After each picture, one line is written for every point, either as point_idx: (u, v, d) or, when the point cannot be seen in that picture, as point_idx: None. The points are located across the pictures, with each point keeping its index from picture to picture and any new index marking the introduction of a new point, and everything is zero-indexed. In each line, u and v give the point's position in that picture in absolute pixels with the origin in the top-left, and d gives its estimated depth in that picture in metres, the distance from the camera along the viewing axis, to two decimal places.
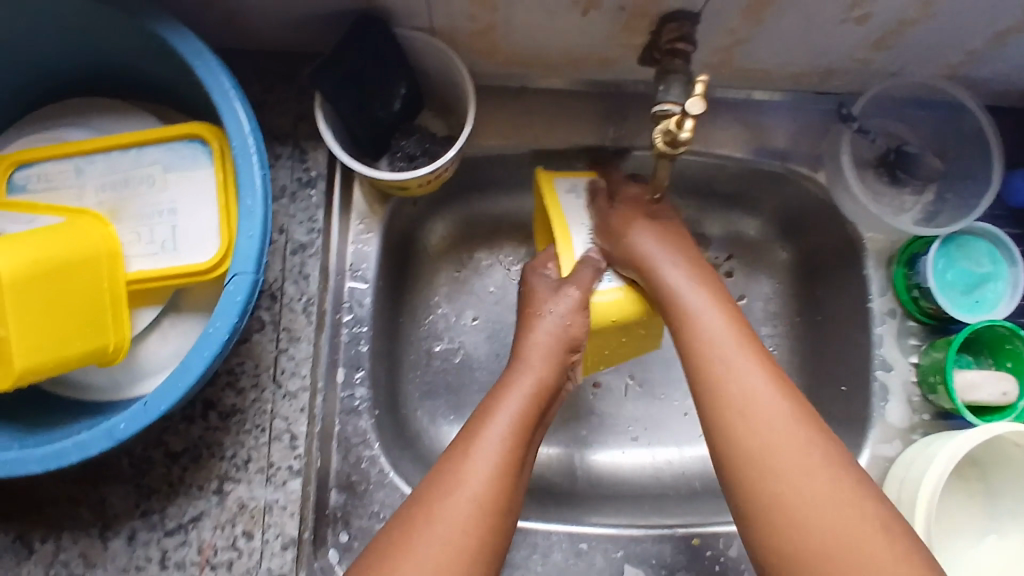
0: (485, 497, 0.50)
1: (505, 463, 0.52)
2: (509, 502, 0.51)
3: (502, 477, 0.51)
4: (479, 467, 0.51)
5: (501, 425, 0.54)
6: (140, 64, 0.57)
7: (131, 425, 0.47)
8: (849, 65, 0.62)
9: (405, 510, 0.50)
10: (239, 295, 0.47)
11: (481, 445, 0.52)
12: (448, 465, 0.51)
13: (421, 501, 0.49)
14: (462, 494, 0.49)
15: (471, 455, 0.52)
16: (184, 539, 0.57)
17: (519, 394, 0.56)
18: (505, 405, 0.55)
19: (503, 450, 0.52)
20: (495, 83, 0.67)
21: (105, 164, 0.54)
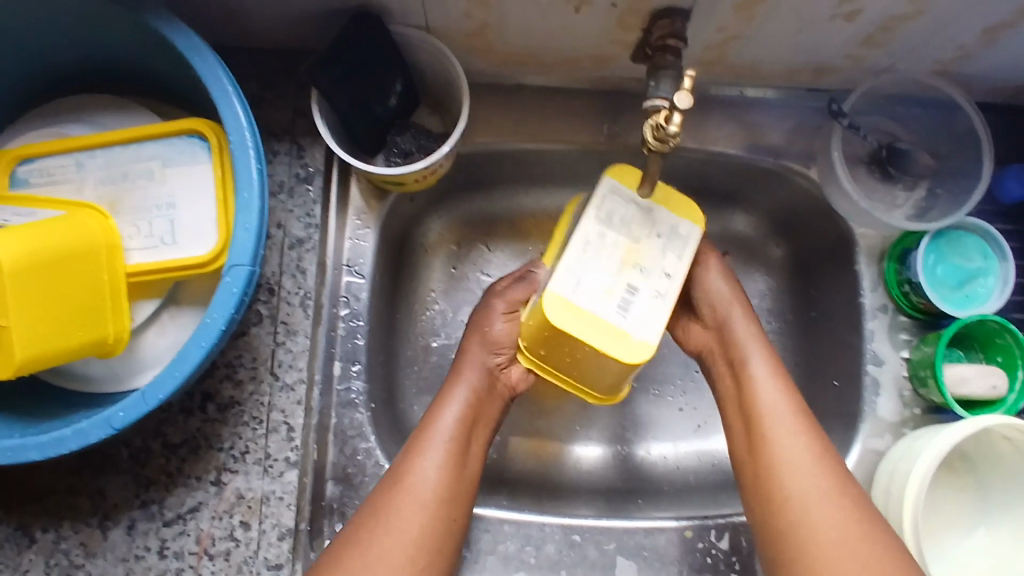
0: (424, 520, 0.54)
1: (452, 461, 0.57)
2: (454, 509, 0.56)
3: (443, 491, 0.55)
4: (426, 481, 0.55)
5: (446, 432, 0.57)
6: (141, 61, 0.58)
7: (129, 414, 0.48)
8: (841, 63, 0.63)
9: (357, 516, 0.54)
10: (235, 287, 0.48)
11: (427, 452, 0.56)
12: (395, 475, 0.56)
13: (376, 498, 0.55)
14: (414, 500, 0.54)
15: (421, 464, 0.56)
16: (182, 529, 0.58)
17: (456, 401, 0.59)
18: (448, 410, 0.59)
19: (445, 462, 0.56)
20: (491, 81, 0.68)
21: (107, 160, 0.55)
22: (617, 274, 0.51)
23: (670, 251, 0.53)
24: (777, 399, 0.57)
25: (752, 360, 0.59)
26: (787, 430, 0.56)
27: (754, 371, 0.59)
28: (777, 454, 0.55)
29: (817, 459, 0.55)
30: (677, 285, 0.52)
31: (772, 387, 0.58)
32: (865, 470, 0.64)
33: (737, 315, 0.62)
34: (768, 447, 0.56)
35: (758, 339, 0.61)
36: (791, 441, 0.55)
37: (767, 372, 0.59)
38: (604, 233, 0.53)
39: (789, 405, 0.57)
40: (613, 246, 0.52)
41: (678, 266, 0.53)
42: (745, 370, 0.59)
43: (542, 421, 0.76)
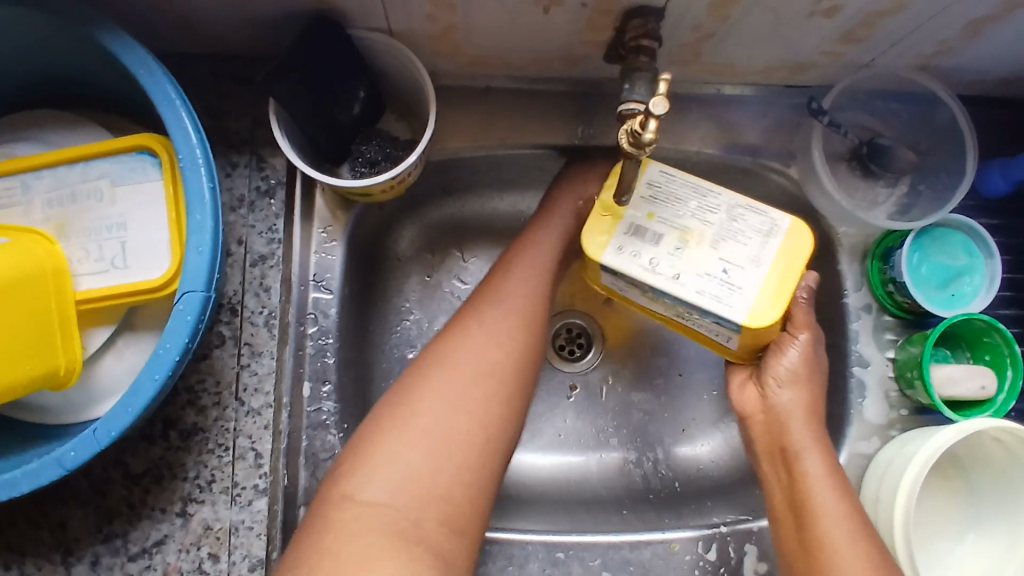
0: (471, 384, 0.54)
1: (511, 331, 0.57)
2: (512, 378, 0.55)
3: (497, 361, 0.55)
4: (473, 349, 0.55)
5: (504, 306, 0.58)
6: (87, 72, 0.54)
7: (80, 454, 0.45)
8: (819, 59, 0.61)
9: (400, 387, 0.55)
10: (189, 314, 0.45)
11: (481, 326, 0.57)
12: (439, 347, 0.56)
13: (423, 363, 0.55)
14: (468, 364, 0.55)
15: (467, 337, 0.56)
16: (148, 563, 0.55)
17: (519, 277, 0.61)
18: (504, 291, 0.60)
19: (501, 335, 0.57)
20: (459, 84, 0.65)
21: (53, 179, 0.52)
22: (675, 224, 0.52)
23: (704, 277, 0.51)
24: (838, 509, 0.53)
25: (812, 472, 0.55)
26: (842, 531, 0.53)
27: (807, 468, 0.55)
28: (829, 556, 0.52)
29: (873, 565, 0.51)
30: (656, 276, 0.51)
31: (828, 492, 0.54)
32: (853, 475, 0.63)
33: (796, 419, 0.58)
34: (821, 551, 0.52)
35: (824, 452, 0.56)
36: (847, 548, 0.52)
37: (822, 473, 0.55)
38: (719, 214, 0.52)
39: (844, 507, 0.54)
40: (701, 219, 0.52)
41: (693, 288, 0.51)
42: (800, 465, 0.56)
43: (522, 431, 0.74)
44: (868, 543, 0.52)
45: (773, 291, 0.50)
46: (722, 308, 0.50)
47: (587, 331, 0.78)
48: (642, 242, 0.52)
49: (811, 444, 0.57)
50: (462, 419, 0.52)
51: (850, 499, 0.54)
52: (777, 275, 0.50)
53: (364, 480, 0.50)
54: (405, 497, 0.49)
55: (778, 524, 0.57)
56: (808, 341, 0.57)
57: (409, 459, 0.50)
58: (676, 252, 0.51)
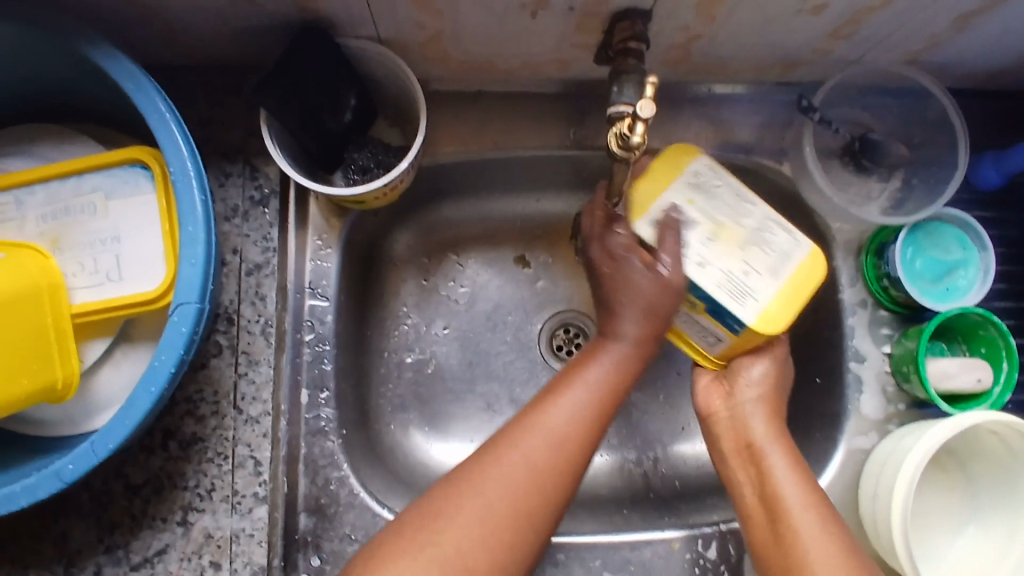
0: (547, 464, 0.50)
1: (599, 406, 0.54)
2: (582, 461, 0.52)
3: (575, 440, 0.52)
4: (560, 417, 0.52)
5: (596, 376, 0.55)
6: (78, 85, 0.55)
7: (79, 466, 0.45)
8: (808, 56, 0.61)
9: (486, 450, 0.51)
10: (184, 326, 0.46)
11: (573, 391, 0.54)
12: (529, 411, 0.53)
13: (509, 430, 0.52)
14: (553, 431, 0.51)
15: (562, 405, 0.53)
16: (150, 573, 0.55)
17: (623, 345, 0.57)
18: (602, 362, 0.56)
19: (589, 405, 0.53)
20: (450, 89, 0.65)
21: (47, 193, 0.52)
22: (715, 216, 0.52)
23: (726, 273, 0.50)
24: (804, 495, 0.53)
25: (780, 471, 0.54)
26: (808, 515, 0.52)
27: (773, 465, 0.55)
28: (801, 542, 0.51)
29: (843, 550, 0.50)
30: (678, 261, 0.50)
31: (795, 485, 0.53)
32: (851, 469, 0.63)
33: (756, 411, 0.59)
34: (793, 540, 0.51)
35: (790, 455, 0.56)
36: (817, 535, 0.51)
37: (787, 469, 0.55)
38: (753, 220, 0.52)
39: (812, 502, 0.52)
40: (737, 219, 0.52)
41: (710, 279, 0.50)
42: (767, 463, 0.55)
43: None
44: (839, 532, 0.51)
45: (784, 303, 0.50)
46: (733, 303, 0.49)
47: None
48: (683, 229, 0.51)
49: (777, 443, 0.57)
50: (526, 490, 0.49)
51: (812, 487, 0.54)
52: (790, 291, 0.50)
53: (416, 551, 0.46)
54: (457, 573, 0.46)
55: (747, 518, 0.55)
56: (783, 350, 0.59)
57: (467, 536, 0.47)
58: (705, 242, 0.51)
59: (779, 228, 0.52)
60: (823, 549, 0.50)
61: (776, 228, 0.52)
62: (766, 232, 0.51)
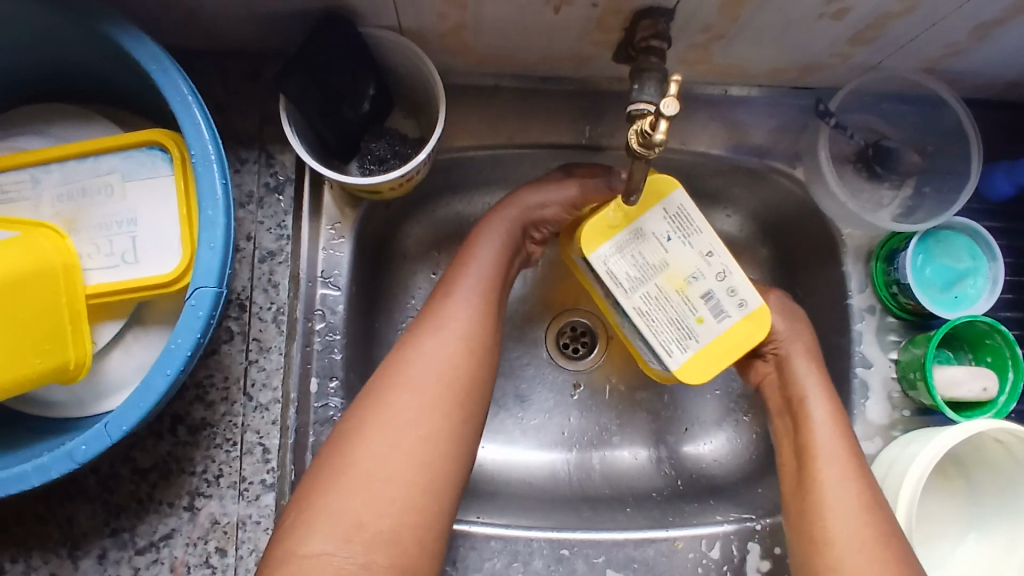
0: (433, 393, 0.53)
1: (475, 333, 0.57)
2: (478, 377, 0.56)
3: (459, 359, 0.55)
4: (434, 349, 0.55)
5: (462, 310, 0.57)
6: (97, 67, 0.54)
7: (92, 447, 0.45)
8: (828, 61, 0.61)
9: (365, 396, 0.54)
10: (201, 310, 0.46)
11: (444, 328, 0.56)
12: (402, 353, 0.55)
13: (379, 380, 0.54)
14: (428, 368, 0.54)
15: (432, 334, 0.56)
16: (156, 557, 0.56)
17: (473, 280, 0.59)
18: (461, 296, 0.58)
19: (464, 338, 0.56)
20: (467, 82, 0.65)
21: (63, 173, 0.52)
22: (690, 302, 0.56)
23: (690, 237, 0.56)
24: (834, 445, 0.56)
25: (819, 420, 0.57)
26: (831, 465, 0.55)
27: (812, 414, 0.58)
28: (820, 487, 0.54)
29: (865, 497, 0.53)
30: (725, 251, 0.56)
31: (829, 431, 0.57)
32: None
33: (799, 354, 0.61)
34: (817, 488, 0.54)
35: (831, 399, 0.59)
36: (837, 482, 0.54)
37: (827, 415, 0.57)
38: (645, 281, 0.56)
39: (843, 451, 0.56)
40: (664, 288, 0.56)
41: (707, 236, 0.56)
42: (807, 408, 0.58)
43: (528, 428, 0.75)
44: (860, 479, 0.54)
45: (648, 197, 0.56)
46: (697, 209, 0.56)
47: (590, 329, 0.78)
48: (731, 291, 0.56)
49: (819, 391, 0.59)
50: (441, 419, 0.52)
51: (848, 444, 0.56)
52: (642, 211, 0.56)
53: (341, 480, 0.49)
54: (390, 481, 0.49)
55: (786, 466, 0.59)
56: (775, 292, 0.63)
57: (386, 454, 0.50)
58: (702, 270, 0.56)
59: (612, 257, 0.56)
60: (847, 494, 0.54)
61: (614, 265, 0.56)
62: (625, 273, 0.56)
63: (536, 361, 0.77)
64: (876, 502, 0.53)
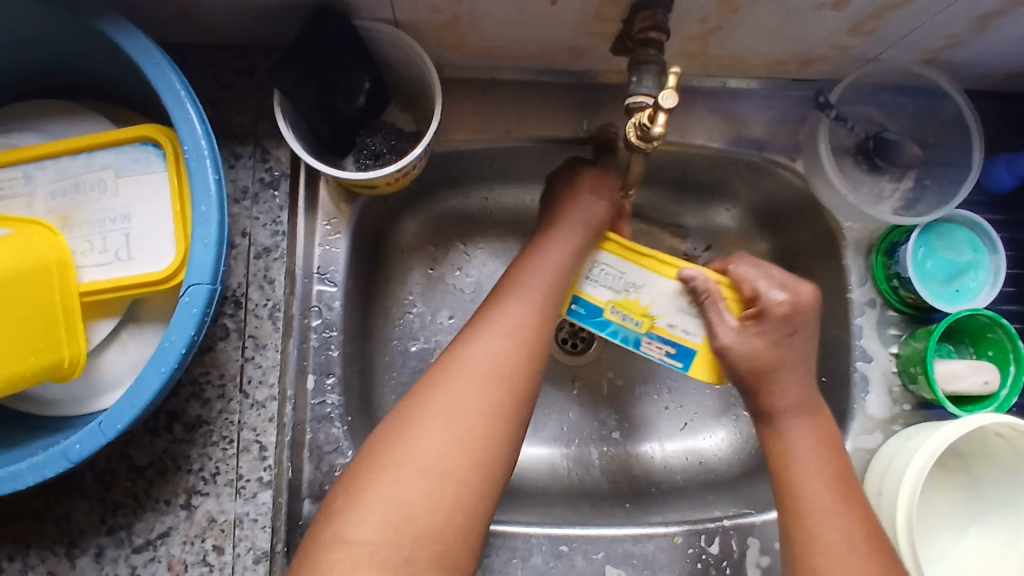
0: (486, 388, 0.51)
1: (533, 330, 0.54)
2: (531, 376, 0.53)
3: (515, 357, 0.53)
4: (490, 345, 0.53)
5: (523, 304, 0.55)
6: (87, 62, 0.54)
7: (86, 447, 0.45)
8: (827, 52, 0.60)
9: (415, 390, 0.52)
10: (195, 307, 0.45)
11: (500, 322, 0.54)
12: (457, 347, 0.54)
13: (434, 372, 0.53)
14: (483, 365, 0.52)
15: (490, 329, 0.54)
16: (153, 555, 0.56)
17: (544, 270, 0.57)
18: (524, 289, 0.56)
19: (521, 335, 0.54)
20: (463, 75, 0.65)
21: (56, 170, 0.51)
22: None
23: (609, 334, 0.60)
24: (811, 457, 0.54)
25: (802, 456, 0.54)
26: (807, 477, 0.54)
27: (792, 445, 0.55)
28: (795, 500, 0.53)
29: (854, 540, 0.51)
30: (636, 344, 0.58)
31: (813, 465, 0.54)
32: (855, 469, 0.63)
33: (788, 377, 0.56)
34: (803, 536, 0.52)
35: (813, 428, 0.56)
36: (825, 527, 0.52)
37: (807, 445, 0.55)
38: None
39: (829, 490, 0.53)
40: None
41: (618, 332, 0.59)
42: (788, 442, 0.55)
43: (526, 423, 0.74)
44: (847, 521, 0.52)
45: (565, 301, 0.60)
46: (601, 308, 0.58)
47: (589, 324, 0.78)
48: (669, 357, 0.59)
49: (799, 422, 0.55)
50: (493, 416, 0.51)
51: (834, 454, 0.55)
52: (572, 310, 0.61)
53: (389, 470, 0.48)
54: (437, 476, 0.48)
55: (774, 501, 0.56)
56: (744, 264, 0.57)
57: (436, 450, 0.49)
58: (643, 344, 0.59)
59: None
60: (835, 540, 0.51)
61: None
62: None
63: None
64: (866, 546, 0.51)
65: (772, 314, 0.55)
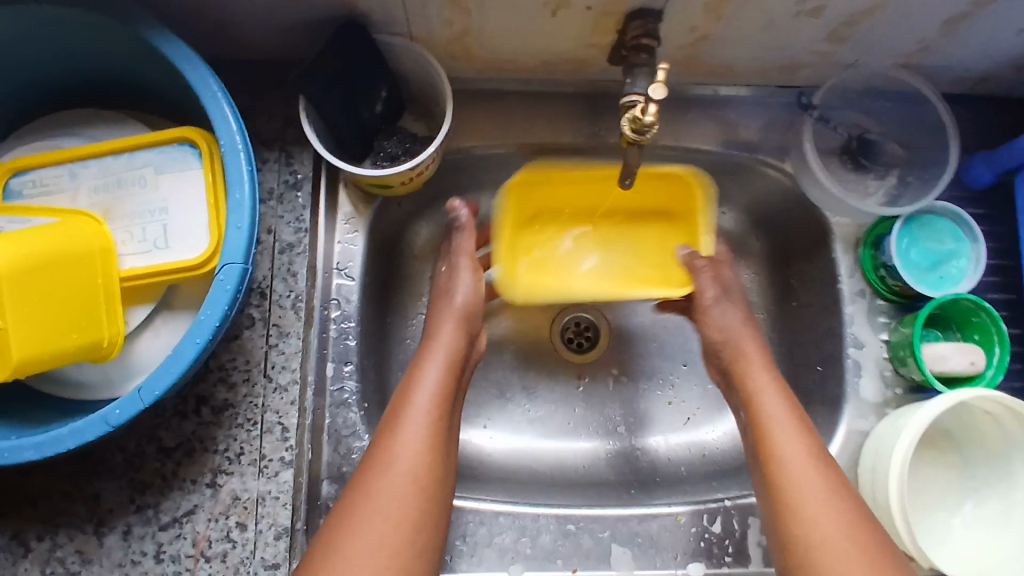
0: (411, 488, 0.55)
1: (437, 429, 0.58)
2: (440, 470, 0.57)
3: (430, 453, 0.57)
4: (409, 445, 0.56)
5: (425, 400, 0.59)
6: (131, 75, 0.59)
7: (125, 412, 0.47)
8: (810, 58, 0.65)
9: (341, 502, 0.55)
10: (229, 284, 0.49)
11: (410, 423, 0.57)
12: (376, 448, 0.57)
13: (360, 482, 0.55)
14: (401, 467, 0.55)
15: (404, 430, 0.57)
16: (179, 532, 0.59)
17: (435, 368, 0.61)
18: (423, 382, 0.60)
19: (428, 434, 0.57)
20: (473, 87, 0.70)
21: (100, 168, 0.56)
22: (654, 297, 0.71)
23: None
24: (799, 454, 0.57)
25: (793, 460, 0.57)
26: (803, 474, 0.56)
27: (785, 459, 0.57)
28: (791, 495, 0.56)
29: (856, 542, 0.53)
30: None
31: (805, 472, 0.56)
32: (851, 450, 0.66)
33: (767, 390, 0.61)
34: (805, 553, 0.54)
35: (800, 433, 0.59)
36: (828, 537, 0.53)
37: (795, 448, 0.58)
38: None
39: (826, 497, 0.55)
40: None
41: None
42: (774, 456, 0.58)
43: (534, 418, 0.77)
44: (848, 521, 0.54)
45: None
46: None
47: (594, 324, 0.82)
48: None
49: (788, 431, 0.58)
50: (413, 513, 0.54)
51: (820, 460, 0.57)
52: None
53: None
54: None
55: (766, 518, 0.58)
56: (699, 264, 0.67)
57: (369, 559, 0.51)
58: None
59: None
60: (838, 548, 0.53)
61: None
62: None
63: (541, 355, 0.80)
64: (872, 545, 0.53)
65: (731, 326, 0.66)
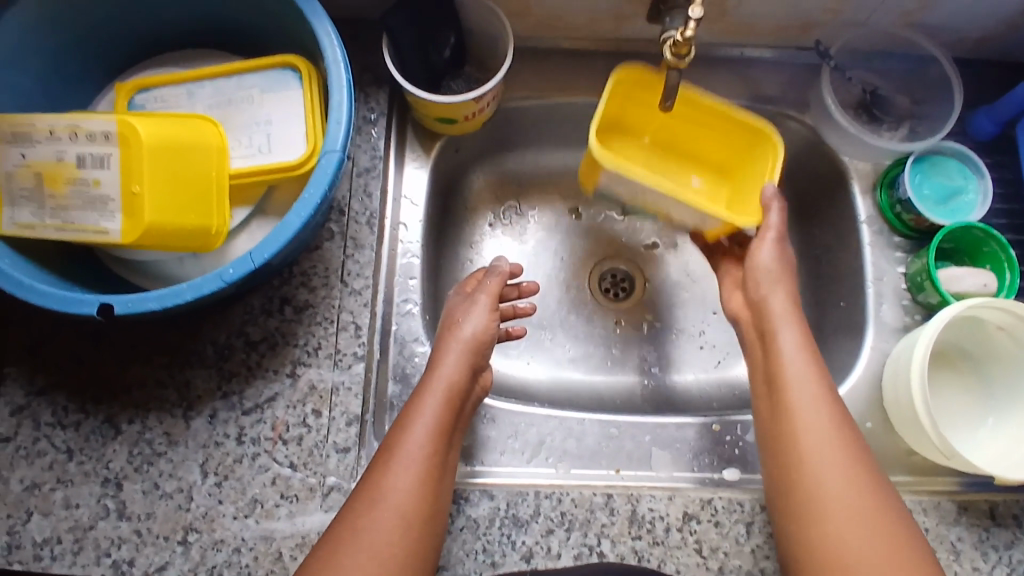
0: (400, 528, 0.54)
1: (432, 468, 0.57)
2: (434, 504, 0.57)
3: (423, 490, 0.56)
4: (399, 485, 0.56)
5: (421, 436, 0.58)
6: (237, 19, 0.68)
7: (237, 271, 0.54)
8: (823, 17, 0.73)
9: (325, 539, 0.55)
10: (331, 168, 0.57)
11: (401, 458, 0.57)
12: (366, 485, 0.56)
13: (347, 518, 0.55)
14: (389, 506, 0.55)
15: (394, 471, 0.56)
16: (260, 417, 0.64)
17: (434, 403, 0.60)
18: (422, 416, 0.59)
19: (422, 470, 0.57)
20: (525, 46, 0.79)
21: (213, 88, 0.65)
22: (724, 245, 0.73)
23: None
24: (800, 360, 0.62)
25: (794, 362, 0.62)
26: (799, 382, 0.60)
27: (787, 368, 0.62)
28: (789, 401, 0.60)
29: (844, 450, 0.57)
30: None
31: (803, 381, 0.61)
32: (874, 369, 0.71)
33: (776, 294, 0.66)
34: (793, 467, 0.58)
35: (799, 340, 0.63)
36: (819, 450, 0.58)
37: (795, 348, 0.63)
38: None
39: (824, 408, 0.59)
40: None
41: None
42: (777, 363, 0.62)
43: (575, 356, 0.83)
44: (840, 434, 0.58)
45: None
46: None
47: (629, 276, 0.88)
48: None
49: (792, 335, 0.64)
50: (395, 555, 0.54)
51: (822, 379, 0.61)
52: None
53: None
54: None
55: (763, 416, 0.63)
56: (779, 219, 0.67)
57: None
58: None
59: None
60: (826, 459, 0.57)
61: None
62: None
63: (581, 300, 0.86)
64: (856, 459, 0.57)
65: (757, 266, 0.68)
